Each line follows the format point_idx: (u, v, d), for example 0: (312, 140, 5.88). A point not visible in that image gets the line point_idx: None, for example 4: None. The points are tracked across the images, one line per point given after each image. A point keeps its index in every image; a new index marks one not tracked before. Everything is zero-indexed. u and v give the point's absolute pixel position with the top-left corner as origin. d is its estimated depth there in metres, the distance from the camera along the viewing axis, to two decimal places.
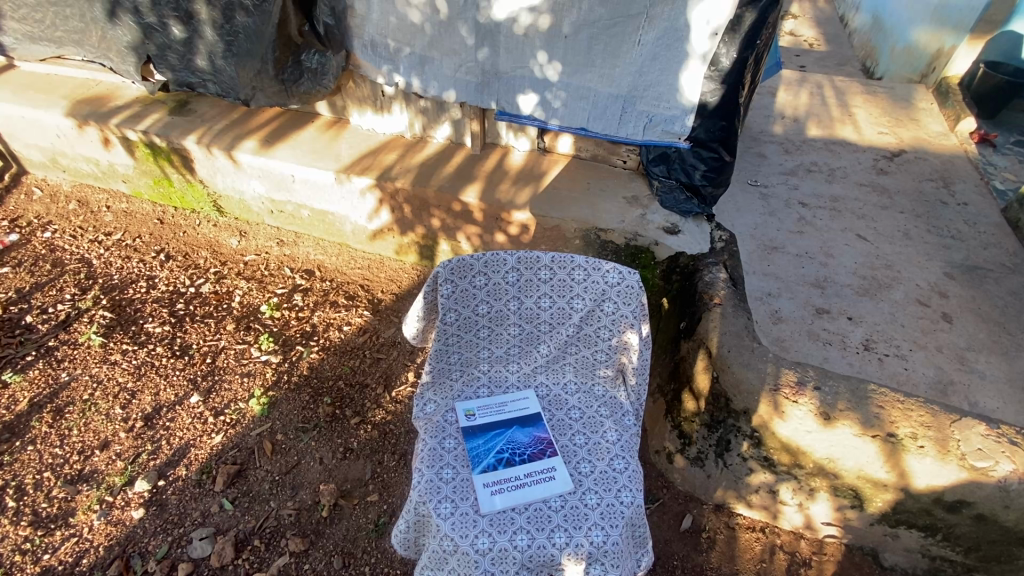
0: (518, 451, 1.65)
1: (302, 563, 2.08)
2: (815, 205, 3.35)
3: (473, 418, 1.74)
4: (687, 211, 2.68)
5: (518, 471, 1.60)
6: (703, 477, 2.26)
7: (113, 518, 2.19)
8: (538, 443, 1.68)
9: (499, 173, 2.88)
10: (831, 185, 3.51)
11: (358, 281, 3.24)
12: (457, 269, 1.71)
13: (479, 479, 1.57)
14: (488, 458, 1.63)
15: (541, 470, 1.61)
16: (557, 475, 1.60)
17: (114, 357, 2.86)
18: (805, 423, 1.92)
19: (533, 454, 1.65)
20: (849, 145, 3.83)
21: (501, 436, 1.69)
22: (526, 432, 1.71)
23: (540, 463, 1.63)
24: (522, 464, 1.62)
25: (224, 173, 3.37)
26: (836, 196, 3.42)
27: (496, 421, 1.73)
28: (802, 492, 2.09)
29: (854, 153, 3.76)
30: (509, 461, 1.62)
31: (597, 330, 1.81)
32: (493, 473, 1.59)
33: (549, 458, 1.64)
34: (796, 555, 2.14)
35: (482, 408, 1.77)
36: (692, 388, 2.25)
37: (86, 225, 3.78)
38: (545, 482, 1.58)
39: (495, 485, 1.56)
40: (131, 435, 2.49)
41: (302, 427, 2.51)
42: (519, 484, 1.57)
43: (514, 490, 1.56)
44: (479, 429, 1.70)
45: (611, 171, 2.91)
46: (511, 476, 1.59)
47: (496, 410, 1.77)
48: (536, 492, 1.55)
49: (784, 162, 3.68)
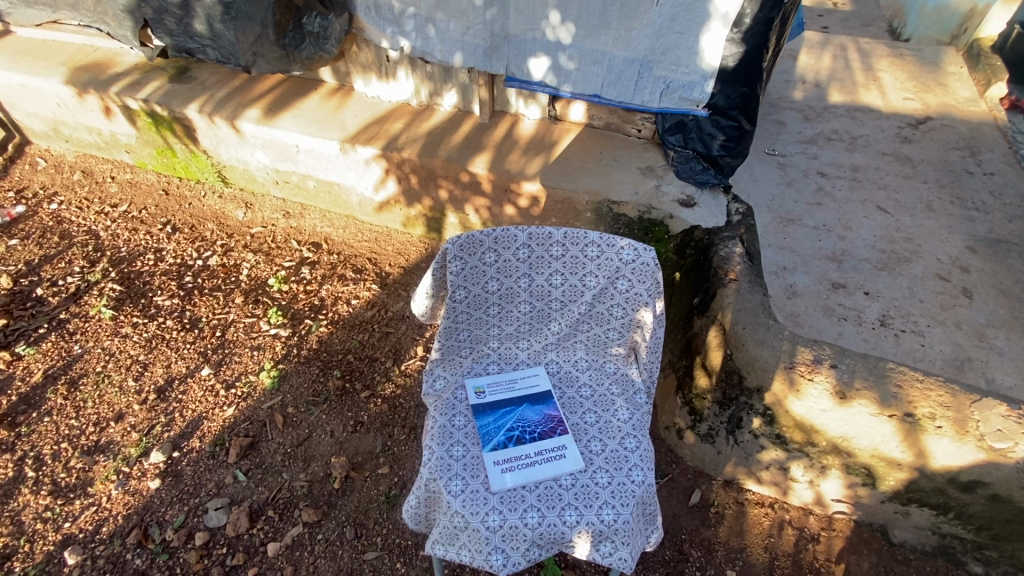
0: (529, 429, 1.64)
1: (316, 534, 2.11)
2: (835, 175, 3.23)
3: (483, 395, 1.72)
4: (702, 182, 2.59)
5: (527, 448, 1.59)
6: (713, 453, 2.23)
7: (131, 488, 2.23)
8: (548, 422, 1.66)
9: (509, 142, 2.78)
10: (853, 154, 3.37)
11: (366, 254, 3.21)
12: (465, 246, 1.59)
13: (490, 457, 1.56)
14: (499, 437, 1.61)
15: (551, 448, 1.60)
16: (568, 453, 1.59)
17: (125, 330, 2.87)
18: (820, 401, 1.90)
19: (544, 432, 1.64)
20: (872, 112, 3.67)
21: (511, 414, 1.68)
22: (536, 411, 1.69)
23: (551, 441, 1.61)
24: (532, 442, 1.61)
25: (227, 142, 3.30)
26: (857, 165, 3.29)
27: (506, 399, 1.71)
28: (814, 469, 2.08)
29: (878, 121, 3.60)
30: (519, 438, 1.61)
31: (610, 308, 1.72)
32: (504, 451, 1.58)
33: (560, 435, 1.63)
34: (805, 531, 2.14)
35: (492, 385, 1.75)
36: (706, 366, 2.20)
37: (92, 196, 3.77)
38: (556, 461, 1.57)
39: (505, 464, 1.55)
40: (144, 407, 2.52)
41: (313, 401, 2.52)
42: (528, 463, 1.56)
43: (525, 469, 1.55)
44: (489, 406, 1.69)
45: (625, 141, 2.79)
46: (521, 454, 1.58)
47: (505, 387, 1.75)
48: (546, 471, 1.55)
49: (804, 130, 3.54)
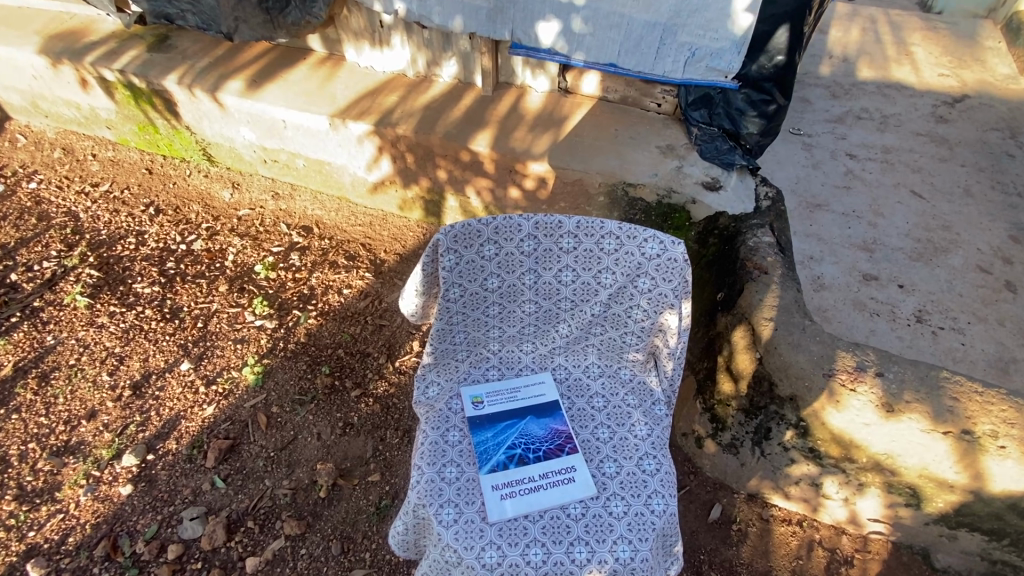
0: (533, 447, 1.43)
1: (299, 548, 1.94)
2: (865, 157, 2.94)
3: (482, 406, 1.51)
4: (729, 162, 2.31)
5: (530, 470, 1.39)
6: (737, 465, 2.04)
7: (101, 494, 2.06)
8: (554, 439, 1.45)
9: (514, 117, 2.52)
10: (885, 134, 3.07)
11: (359, 239, 2.98)
12: (460, 237, 1.35)
13: (487, 480, 1.36)
14: (498, 457, 1.40)
15: (558, 471, 1.39)
16: (577, 477, 1.38)
17: (101, 321, 2.68)
18: (864, 414, 1.67)
19: (550, 450, 1.43)
20: (904, 89, 3.35)
21: (512, 429, 1.47)
22: (541, 426, 1.48)
23: (558, 463, 1.40)
24: (536, 463, 1.40)
25: (210, 117, 3.05)
26: (889, 146, 3.00)
27: (507, 412, 1.50)
28: (850, 486, 1.87)
29: (911, 99, 3.29)
30: (522, 458, 1.41)
31: (628, 310, 1.49)
32: (504, 473, 1.37)
33: (569, 455, 1.42)
34: (837, 552, 1.95)
35: (491, 394, 1.54)
36: (731, 370, 1.98)
37: (73, 175, 3.55)
38: (564, 487, 1.36)
39: (505, 490, 1.35)
40: (118, 405, 2.33)
41: (299, 399, 2.33)
42: (532, 488, 1.36)
43: (527, 496, 1.34)
44: (487, 419, 1.48)
45: (644, 115, 2.52)
46: (523, 478, 1.37)
47: (506, 397, 1.54)
48: (552, 498, 1.34)
49: (831, 108, 3.23)
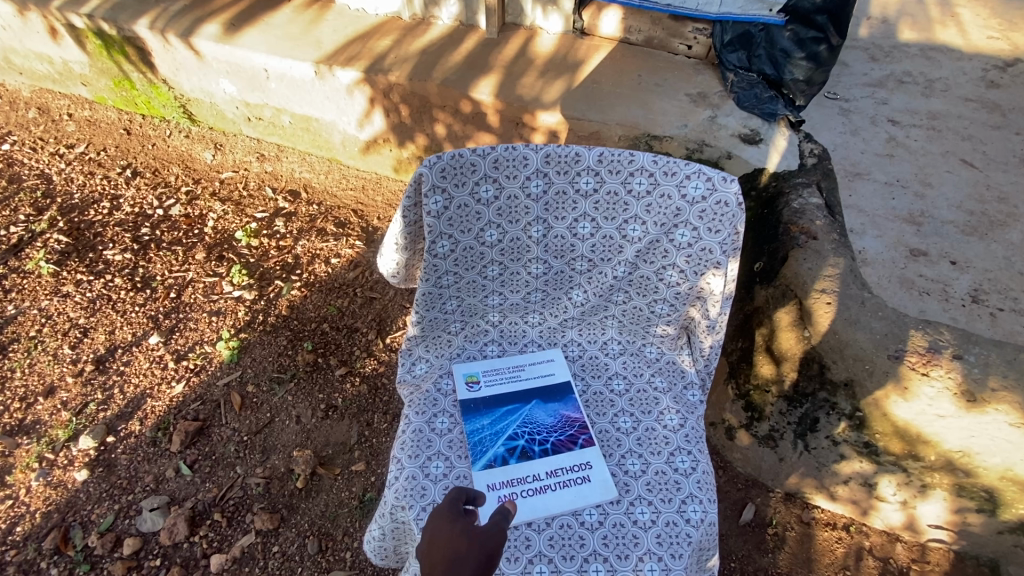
0: (539, 439, 1.17)
1: (271, 545, 1.71)
2: (908, 123, 2.43)
3: (477, 387, 1.24)
4: (771, 112, 1.98)
5: (535, 467, 1.13)
6: (774, 460, 1.78)
7: (54, 480, 1.84)
8: (565, 429, 1.18)
9: (523, 62, 2.21)
10: (930, 99, 2.56)
11: (351, 205, 2.71)
12: (451, 173, 1.07)
13: (481, 478, 1.10)
14: (496, 450, 1.14)
15: (569, 468, 1.12)
16: (593, 476, 1.11)
17: (67, 290, 2.44)
18: (938, 404, 1.39)
19: (559, 442, 1.16)
20: (951, 48, 2.85)
21: (513, 416, 1.20)
22: (549, 412, 1.21)
23: (569, 458, 1.14)
24: (543, 459, 1.14)
25: (187, 69, 2.78)
26: (936, 112, 2.49)
27: (508, 395, 1.24)
28: (910, 488, 1.60)
29: (960, 62, 2.76)
30: (525, 453, 1.15)
31: (659, 272, 1.21)
32: (502, 470, 1.11)
33: (582, 449, 1.15)
34: (890, 563, 1.69)
35: (489, 374, 1.27)
36: (772, 351, 1.71)
37: (47, 136, 3.26)
38: (577, 488, 1.10)
39: (504, 491, 1.09)
40: (79, 381, 2.10)
41: (277, 378, 2.08)
42: (537, 489, 1.10)
43: (532, 499, 1.08)
44: (483, 404, 1.21)
45: (671, 60, 2.21)
46: (526, 477, 1.11)
47: (506, 377, 1.27)
48: (563, 501, 1.08)
49: (870, 72, 2.72)
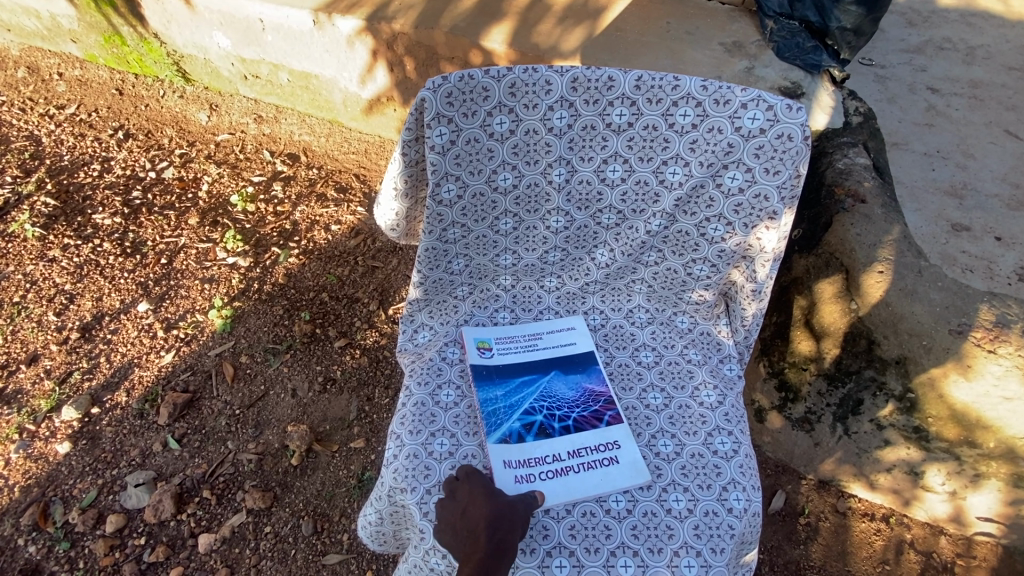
0: (560, 415, 1.02)
1: (263, 525, 1.60)
2: (949, 91, 2.22)
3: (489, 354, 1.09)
4: (815, 64, 1.78)
5: (556, 445, 0.98)
6: (809, 445, 1.63)
7: (35, 452, 1.73)
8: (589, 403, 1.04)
9: (539, 8, 2.02)
10: (970, 68, 2.33)
11: (353, 169, 2.54)
12: (460, 98, 0.91)
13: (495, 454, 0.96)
14: (512, 425, 1.00)
15: (595, 449, 0.98)
16: (622, 459, 0.97)
17: (54, 254, 2.31)
18: (1005, 387, 1.23)
19: (583, 418, 1.02)
20: (990, 16, 2.61)
21: (530, 388, 1.06)
22: (570, 385, 1.06)
23: (595, 438, 0.99)
24: (563, 437, 0.99)
25: (180, 22, 2.62)
26: (977, 80, 2.27)
27: (523, 365, 1.09)
28: (960, 477, 1.45)
29: (999, 30, 2.52)
30: (545, 429, 1.00)
31: (698, 226, 1.05)
32: (519, 449, 0.97)
33: (608, 427, 1.01)
34: (934, 558, 1.55)
35: (502, 340, 1.12)
36: (812, 325, 1.55)
37: (37, 95, 3.05)
38: (605, 473, 0.95)
39: (522, 471, 0.94)
40: (64, 350, 1.99)
41: (273, 349, 1.95)
42: (558, 471, 0.95)
43: (553, 482, 0.94)
44: (496, 372, 1.07)
45: (704, 8, 2.00)
46: (545, 457, 0.97)
47: (521, 347, 1.12)
48: (588, 487, 0.94)
49: (906, 39, 2.48)
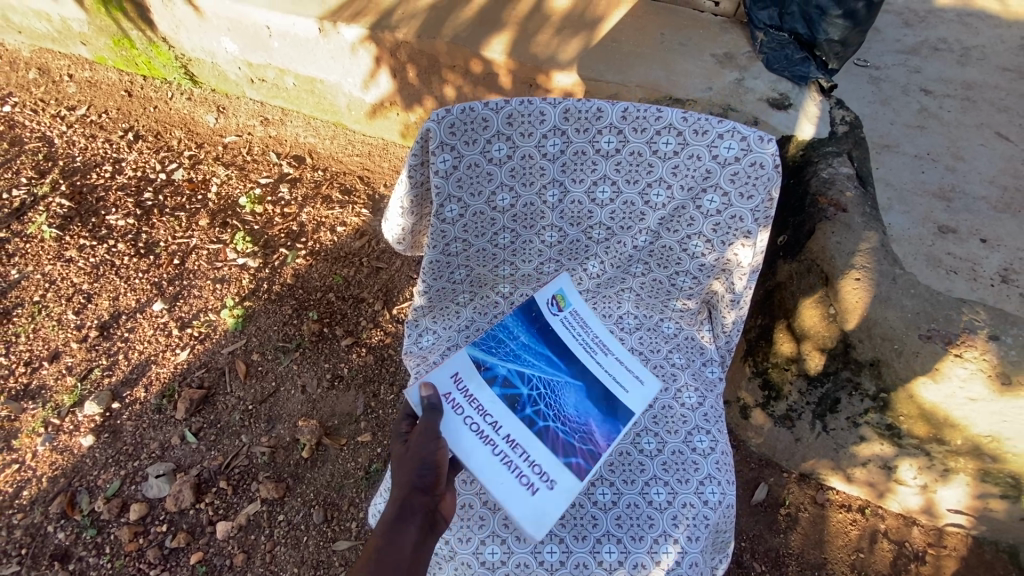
0: (544, 413, 1.00)
1: (276, 514, 1.71)
2: (942, 92, 2.20)
3: (555, 311, 1.14)
4: (803, 76, 1.85)
5: (510, 428, 0.97)
6: (790, 441, 1.73)
7: (60, 445, 1.84)
8: (582, 427, 1.00)
9: (538, 19, 2.08)
10: (965, 68, 2.32)
11: (357, 171, 2.60)
12: (461, 128, 0.99)
13: (465, 359, 1.02)
14: (498, 365, 1.04)
15: (540, 467, 0.94)
16: (541, 495, 0.92)
17: (70, 254, 2.38)
18: (970, 387, 1.32)
19: (554, 438, 0.97)
20: (988, 12, 2.56)
21: (551, 372, 1.06)
22: (577, 405, 1.04)
23: (550, 455, 0.95)
24: (524, 427, 0.97)
25: (188, 27, 2.68)
26: (971, 81, 2.26)
27: (567, 352, 1.11)
28: (931, 472, 1.54)
29: (998, 30, 2.48)
30: (513, 399, 1.00)
31: (682, 241, 1.14)
32: (485, 393, 0.99)
33: (564, 467, 0.94)
34: (906, 547, 1.65)
35: (571, 314, 1.16)
36: (793, 328, 1.63)
37: (48, 97, 3.11)
38: (518, 484, 0.91)
39: (460, 391, 0.98)
40: (84, 347, 2.09)
41: (283, 347, 2.05)
42: (481, 435, 0.95)
43: (468, 433, 0.94)
44: (542, 335, 1.11)
45: (697, 19, 2.06)
46: (498, 426, 0.96)
47: (576, 333, 1.14)
48: (486, 473, 0.91)
49: (904, 38, 2.45)
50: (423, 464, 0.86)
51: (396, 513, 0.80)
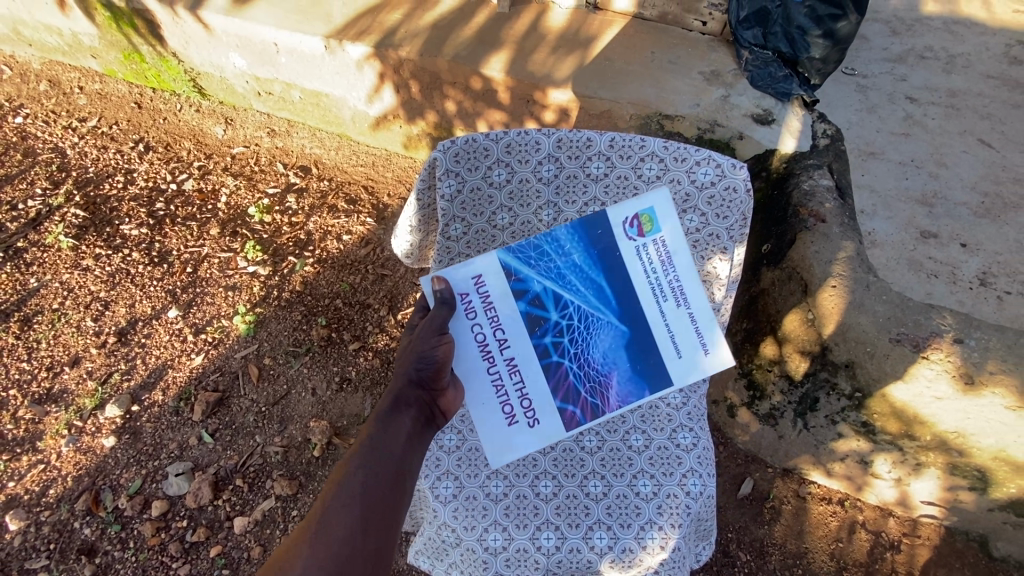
0: (562, 351, 1.13)
1: (290, 508, 1.91)
2: (927, 100, 2.01)
3: (632, 236, 1.07)
4: (786, 92, 1.95)
5: (516, 353, 1.10)
6: (773, 438, 1.85)
7: (83, 446, 2.00)
8: (598, 379, 1.14)
9: (535, 37, 2.19)
10: (950, 77, 2.07)
11: (361, 181, 2.68)
12: (463, 157, 1.10)
13: (493, 262, 1.10)
14: (532, 279, 1.12)
15: (532, 406, 1.10)
16: (517, 428, 1.09)
17: (86, 263, 2.44)
18: (936, 387, 1.43)
19: (554, 371, 1.11)
20: (975, 22, 2.24)
21: (593, 305, 1.13)
22: (606, 351, 1.15)
23: (547, 396, 1.11)
24: (537, 366, 1.12)
25: (198, 42, 2.66)
26: (956, 88, 2.04)
27: (625, 278, 1.11)
28: (904, 466, 1.66)
29: (984, 36, 2.19)
30: (534, 320, 1.12)
31: None
32: (506, 307, 1.10)
33: (553, 404, 1.10)
34: (882, 536, 1.78)
35: (653, 242, 1.07)
36: (776, 332, 1.74)
37: (60, 109, 3.03)
38: (499, 409, 1.08)
39: (478, 295, 1.09)
40: (103, 352, 2.20)
41: (292, 351, 2.16)
42: (485, 350, 1.09)
43: (473, 342, 1.08)
44: (602, 258, 1.10)
45: (685, 37, 2.17)
46: (510, 352, 1.10)
47: (649, 268, 1.09)
48: (477, 385, 1.07)
49: (889, 46, 2.18)
50: (422, 361, 0.99)
51: (392, 405, 0.95)
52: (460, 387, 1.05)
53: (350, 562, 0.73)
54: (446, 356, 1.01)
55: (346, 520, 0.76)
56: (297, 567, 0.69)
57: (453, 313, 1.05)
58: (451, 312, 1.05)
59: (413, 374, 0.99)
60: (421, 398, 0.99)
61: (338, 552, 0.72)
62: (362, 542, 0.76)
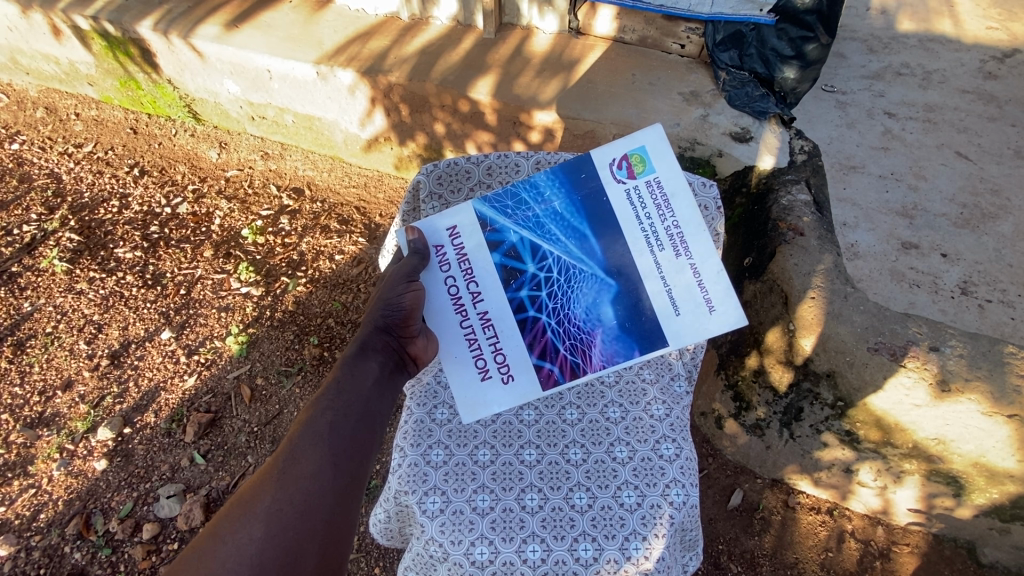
0: (540, 305, 1.13)
1: None
2: (904, 115, 2.08)
3: (622, 178, 1.11)
4: (763, 111, 2.01)
5: (490, 307, 1.13)
6: (761, 448, 1.88)
7: (75, 469, 2.01)
8: (579, 337, 1.14)
9: (520, 61, 2.26)
10: (926, 92, 2.15)
11: (353, 202, 2.72)
12: (444, 177, 1.37)
13: (468, 214, 1.16)
14: (509, 229, 1.16)
15: (506, 362, 1.11)
16: (489, 386, 1.10)
17: (80, 287, 2.46)
18: (912, 395, 1.46)
19: (532, 326, 1.12)
20: (948, 37, 2.34)
21: (575, 256, 1.15)
22: (589, 306, 1.15)
23: (525, 357, 1.11)
24: (513, 323, 1.12)
25: (193, 69, 2.69)
26: (933, 103, 2.11)
27: (610, 224, 1.14)
28: (887, 474, 1.69)
29: (957, 53, 2.27)
30: (509, 273, 1.14)
31: None
32: (478, 259, 1.14)
33: (530, 359, 1.11)
34: (871, 545, 1.81)
35: (645, 184, 1.10)
36: (758, 344, 1.79)
37: (56, 135, 3.07)
38: (472, 364, 1.10)
39: (452, 248, 1.14)
40: (96, 375, 2.22)
41: (285, 371, 2.19)
42: (457, 303, 1.12)
43: (445, 294, 1.12)
44: (583, 205, 1.15)
45: (665, 59, 2.24)
46: (485, 306, 1.13)
47: (641, 213, 1.12)
48: (451, 339, 1.11)
49: (867, 63, 2.26)
50: (389, 309, 1.06)
51: (359, 351, 1.04)
52: (432, 338, 1.09)
53: (318, 493, 0.83)
54: (414, 302, 1.06)
55: (313, 457, 0.86)
56: (268, 496, 0.80)
57: (424, 262, 1.11)
58: (424, 261, 1.11)
59: (380, 321, 1.06)
60: (388, 345, 1.06)
61: (306, 484, 0.83)
62: (331, 477, 0.86)
